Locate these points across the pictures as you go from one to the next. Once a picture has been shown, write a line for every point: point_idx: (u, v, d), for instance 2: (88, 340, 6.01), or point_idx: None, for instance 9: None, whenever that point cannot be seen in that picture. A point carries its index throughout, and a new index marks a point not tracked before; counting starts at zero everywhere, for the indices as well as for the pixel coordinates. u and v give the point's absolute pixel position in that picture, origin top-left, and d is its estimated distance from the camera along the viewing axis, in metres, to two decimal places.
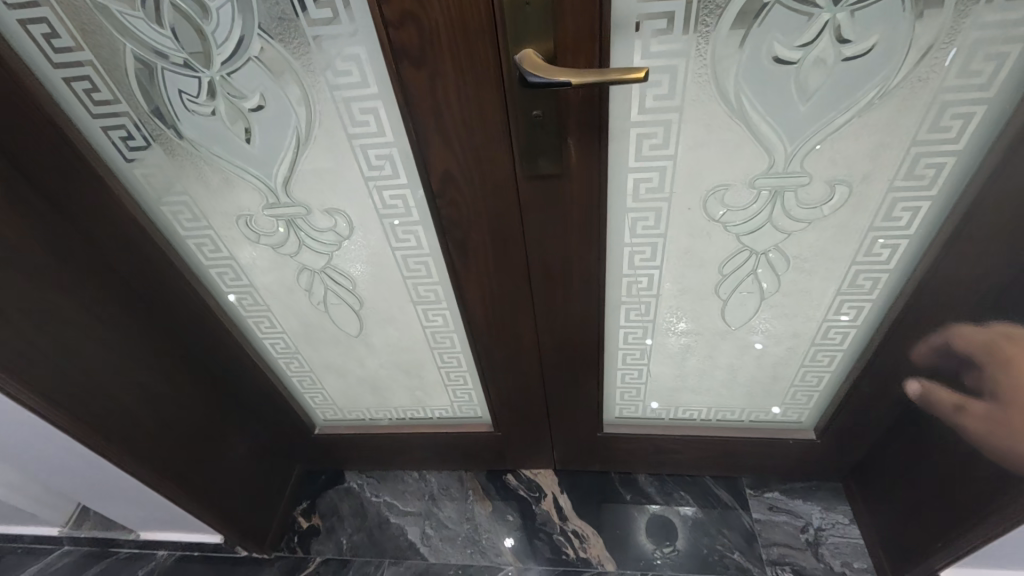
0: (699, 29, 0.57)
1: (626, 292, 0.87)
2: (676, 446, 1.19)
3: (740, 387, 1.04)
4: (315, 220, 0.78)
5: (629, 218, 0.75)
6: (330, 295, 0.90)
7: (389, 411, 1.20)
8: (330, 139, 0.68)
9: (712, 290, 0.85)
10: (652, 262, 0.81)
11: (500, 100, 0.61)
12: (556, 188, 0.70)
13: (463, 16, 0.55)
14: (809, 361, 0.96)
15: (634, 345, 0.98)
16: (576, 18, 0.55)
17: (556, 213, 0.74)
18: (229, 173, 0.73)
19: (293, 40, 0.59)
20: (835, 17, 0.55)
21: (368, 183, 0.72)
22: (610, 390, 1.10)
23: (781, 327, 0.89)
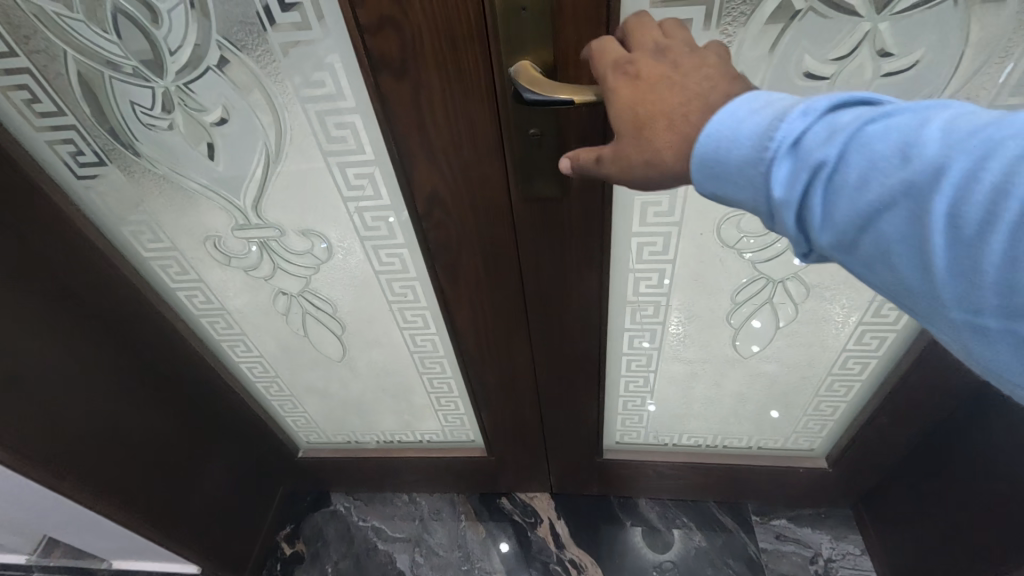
0: (721, 38, 0.51)
1: (630, 318, 0.81)
2: (679, 472, 1.13)
3: (749, 414, 0.99)
4: (290, 241, 0.71)
5: (635, 242, 0.69)
6: (309, 319, 0.83)
7: (376, 434, 1.13)
8: (303, 155, 0.60)
9: (723, 319, 0.79)
10: (658, 289, 0.75)
11: (491, 115, 0.54)
12: (555, 209, 0.64)
13: (449, 20, 0.47)
14: (824, 390, 0.91)
15: (636, 372, 0.92)
16: (580, 26, 0.48)
17: (554, 236, 0.67)
18: (191, 192, 0.66)
19: (256, 47, 0.52)
20: (877, 26, 0.48)
21: (348, 204, 0.65)
22: (611, 415, 1.04)
23: (796, 355, 0.84)
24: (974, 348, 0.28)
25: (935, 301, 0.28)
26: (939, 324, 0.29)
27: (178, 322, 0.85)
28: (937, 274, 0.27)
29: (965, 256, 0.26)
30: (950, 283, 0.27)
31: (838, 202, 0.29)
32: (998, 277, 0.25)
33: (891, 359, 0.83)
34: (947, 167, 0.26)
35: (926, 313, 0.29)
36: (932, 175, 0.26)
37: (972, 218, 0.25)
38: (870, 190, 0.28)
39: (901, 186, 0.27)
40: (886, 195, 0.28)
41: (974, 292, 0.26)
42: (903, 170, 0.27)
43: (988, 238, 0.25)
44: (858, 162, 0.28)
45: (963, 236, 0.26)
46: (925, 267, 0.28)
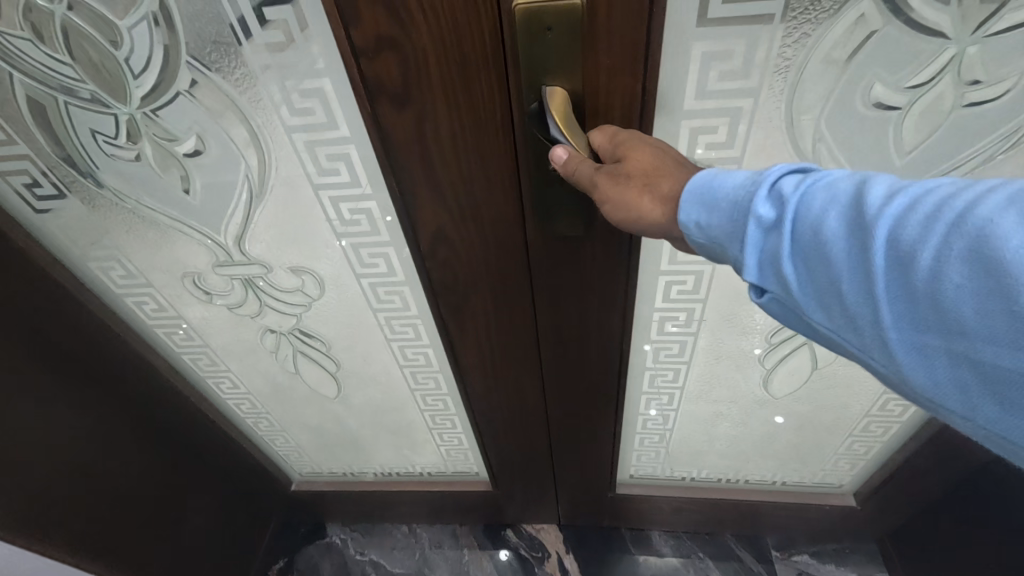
0: (775, 63, 0.45)
1: (652, 357, 0.75)
2: (696, 507, 1.07)
3: (775, 451, 0.93)
4: (278, 278, 0.63)
5: (662, 280, 0.63)
6: (301, 357, 0.76)
7: (375, 467, 1.06)
8: (290, 188, 0.53)
9: (756, 360, 0.73)
10: (686, 328, 0.69)
11: (507, 149, 0.47)
12: (575, 247, 0.57)
13: (459, 42, 0.40)
14: (859, 430, 0.86)
15: (654, 413, 0.87)
16: (615, 46, 0.41)
17: (574, 275, 0.60)
18: (165, 227, 0.58)
19: (233, 69, 0.44)
20: (965, 50, 0.42)
21: (342, 240, 0.58)
22: (626, 451, 0.98)
23: (833, 394, 0.79)
24: (916, 378, 0.27)
25: (877, 327, 0.28)
26: (882, 354, 0.28)
27: (155, 359, 0.78)
28: (878, 296, 0.27)
29: (899, 272, 0.27)
30: (891, 305, 0.27)
31: (796, 231, 0.30)
32: (932, 293, 0.25)
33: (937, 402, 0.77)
34: (890, 198, 0.28)
35: (870, 345, 0.29)
36: (876, 204, 0.28)
37: (907, 240, 0.26)
38: (822, 218, 0.29)
39: (849, 216, 0.29)
40: (836, 222, 0.29)
41: (916, 312, 0.26)
42: (852, 202, 0.29)
43: (920, 256, 0.26)
44: (815, 196, 0.30)
45: (901, 256, 0.26)
46: (867, 290, 0.28)
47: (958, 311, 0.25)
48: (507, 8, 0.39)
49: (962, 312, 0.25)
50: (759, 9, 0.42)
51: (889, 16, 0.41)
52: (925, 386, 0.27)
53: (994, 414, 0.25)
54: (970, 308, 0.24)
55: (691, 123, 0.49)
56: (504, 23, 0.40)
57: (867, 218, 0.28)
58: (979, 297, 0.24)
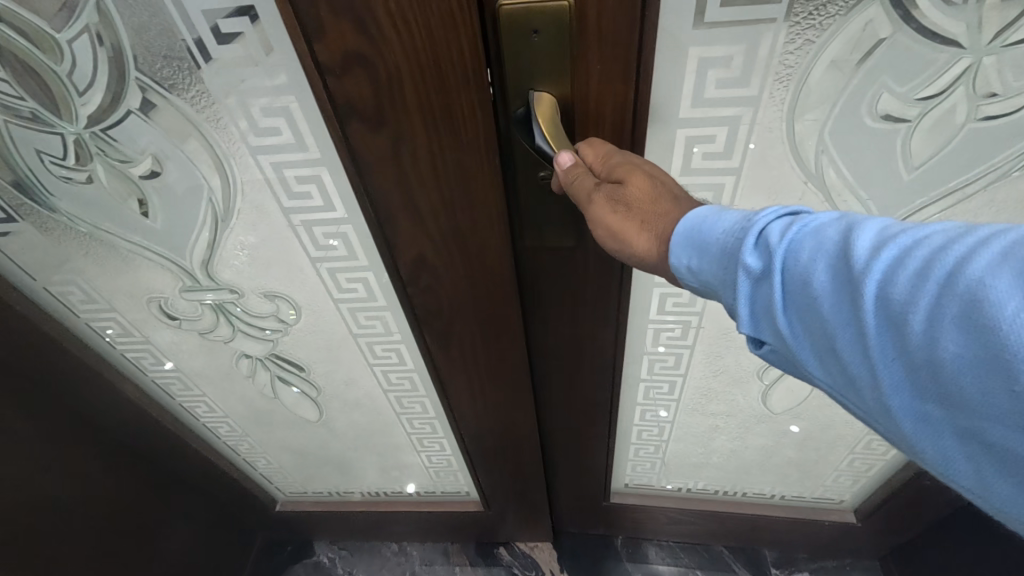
0: (777, 70, 0.41)
1: (646, 369, 0.71)
2: (692, 520, 1.04)
3: (775, 465, 0.90)
4: (250, 302, 0.59)
5: (656, 291, 0.59)
6: (279, 382, 0.72)
7: (362, 488, 1.03)
8: (259, 212, 0.49)
9: (754, 375, 0.70)
10: (682, 342, 0.65)
11: (493, 175, 0.44)
12: (568, 262, 0.54)
13: (439, 62, 0.36)
14: (861, 448, 0.83)
15: (651, 422, 0.82)
16: (605, 53, 0.40)
17: (566, 290, 0.57)
18: (126, 251, 0.54)
19: (189, 87, 0.40)
20: (981, 61, 0.39)
21: (316, 265, 0.54)
22: (620, 462, 0.94)
23: (835, 411, 0.76)
24: (921, 445, 0.25)
25: (875, 389, 0.26)
26: (884, 418, 0.26)
27: (125, 386, 0.73)
28: (874, 356, 0.25)
29: (893, 335, 0.25)
30: (888, 367, 0.25)
31: (786, 282, 0.28)
32: (927, 358, 0.23)
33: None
34: (879, 250, 0.25)
35: (872, 407, 0.27)
36: (863, 257, 0.26)
37: (898, 298, 0.24)
38: (811, 271, 0.27)
39: (837, 269, 0.27)
40: (825, 276, 0.27)
41: (915, 376, 0.24)
42: (839, 252, 0.27)
43: (913, 317, 0.24)
44: (803, 246, 0.28)
45: (894, 315, 0.24)
46: (862, 349, 0.26)
47: (957, 380, 0.23)
48: (491, 10, 0.37)
49: (959, 379, 0.23)
50: (758, 12, 0.38)
51: (899, 23, 0.38)
52: (930, 453, 0.25)
53: (1003, 489, 0.23)
54: (968, 377, 0.22)
55: (686, 132, 0.45)
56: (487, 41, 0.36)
57: (856, 273, 0.26)
58: (977, 365, 0.22)
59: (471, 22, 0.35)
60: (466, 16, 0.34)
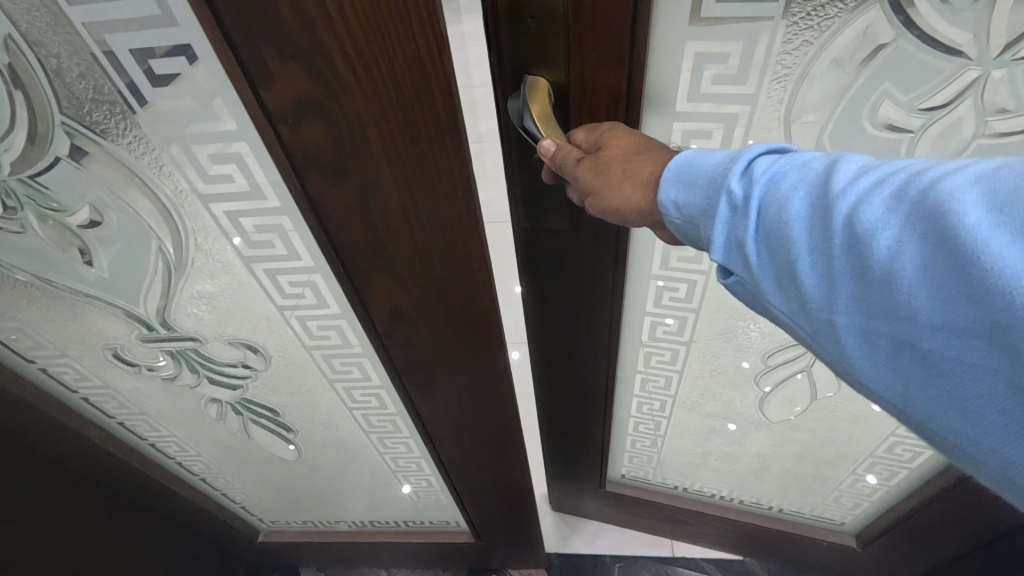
0: (776, 70, 0.36)
1: (643, 362, 0.73)
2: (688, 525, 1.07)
3: (773, 476, 0.92)
4: (216, 350, 0.54)
5: (655, 285, 0.60)
6: (251, 425, 0.67)
7: (350, 520, 0.99)
8: (216, 262, 0.44)
9: (752, 379, 0.72)
10: (677, 336, 0.67)
11: (473, 225, 0.39)
12: (565, 248, 0.56)
13: (405, 104, 0.31)
14: (863, 470, 0.84)
15: (648, 415, 0.85)
16: (600, 40, 0.35)
17: (561, 275, 0.60)
18: (73, 299, 0.49)
19: (123, 131, 0.35)
20: (990, 74, 0.34)
21: (286, 314, 0.50)
22: (617, 451, 0.97)
23: (833, 427, 0.77)
24: (863, 372, 0.23)
25: (828, 314, 0.23)
26: (838, 353, 0.24)
27: (89, 431, 0.69)
28: (835, 283, 0.23)
29: (857, 258, 0.22)
30: (849, 298, 0.22)
31: (760, 213, 0.25)
32: (888, 277, 0.21)
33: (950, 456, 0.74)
34: (858, 177, 0.23)
35: (821, 337, 0.24)
36: (842, 182, 0.23)
37: (867, 219, 0.22)
38: (788, 199, 0.24)
39: (814, 196, 0.24)
40: (800, 202, 0.24)
41: (874, 306, 0.22)
42: (813, 178, 0.24)
43: (878, 238, 0.21)
44: (784, 176, 0.25)
45: (859, 237, 0.22)
46: (825, 277, 0.23)
47: (913, 301, 0.20)
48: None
49: (918, 304, 0.20)
50: (757, 10, 0.34)
51: (901, 28, 0.33)
52: (873, 383, 0.23)
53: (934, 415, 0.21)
54: (923, 294, 0.20)
55: (683, 124, 0.41)
56: (460, 86, 0.31)
57: (832, 195, 0.23)
58: (938, 280, 0.20)
59: (440, 60, 0.29)
60: (435, 53, 0.29)
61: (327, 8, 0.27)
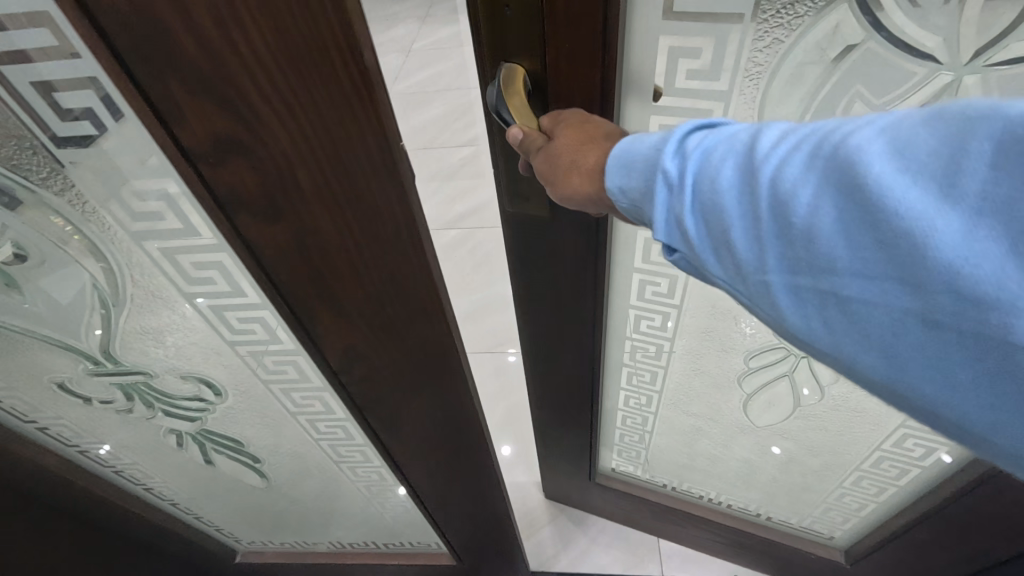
0: (747, 67, 0.38)
1: (629, 355, 0.77)
2: (675, 528, 1.10)
3: (760, 483, 0.93)
4: (167, 385, 0.52)
5: (638, 277, 0.64)
6: (215, 454, 0.65)
7: (328, 540, 0.97)
8: (158, 297, 0.41)
9: (734, 382, 0.75)
10: (660, 331, 0.70)
11: (421, 261, 0.36)
12: (550, 241, 0.61)
13: (335, 144, 0.28)
14: (850, 483, 0.84)
15: (636, 410, 0.89)
16: (572, 30, 0.36)
17: (547, 269, 0.65)
18: (9, 334, 0.46)
19: (38, 166, 0.32)
20: (963, 80, 0.35)
21: (236, 348, 0.47)
22: (607, 444, 1.01)
23: (817, 437, 0.79)
24: (797, 326, 0.25)
25: (762, 276, 0.25)
26: (769, 308, 0.26)
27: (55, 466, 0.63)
28: (764, 244, 0.25)
29: (782, 223, 0.24)
30: (778, 259, 0.24)
31: (696, 186, 0.27)
32: (811, 236, 0.23)
33: (941, 473, 0.73)
34: (778, 142, 0.25)
35: (757, 297, 0.26)
36: (765, 149, 0.25)
37: (788, 180, 0.24)
38: (718, 169, 0.26)
39: (742, 164, 0.25)
40: (729, 172, 0.26)
41: (799, 263, 0.24)
42: (738, 147, 0.26)
43: (798, 197, 0.23)
44: (714, 148, 0.26)
45: (783, 201, 0.24)
46: (755, 240, 0.25)
47: (832, 255, 0.23)
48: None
49: (837, 257, 0.23)
50: (727, 8, 0.35)
51: (870, 30, 0.34)
52: (805, 335, 0.25)
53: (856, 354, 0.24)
54: (840, 248, 0.23)
55: (659, 118, 0.42)
56: (393, 120, 0.28)
57: (757, 161, 0.25)
58: (856, 235, 0.22)
59: (370, 98, 0.27)
60: (360, 92, 0.27)
61: (237, 44, 0.24)
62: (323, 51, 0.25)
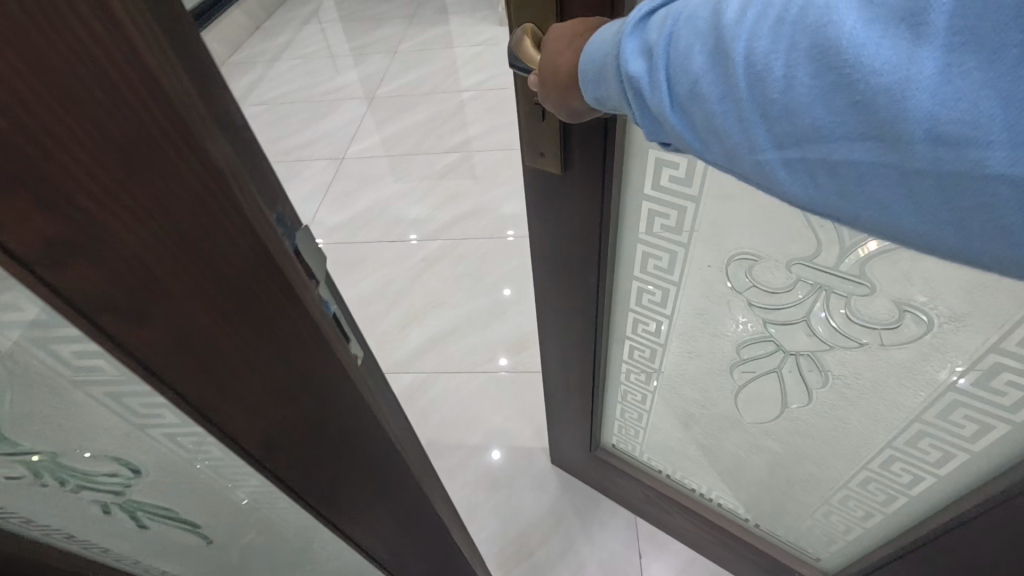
0: None
1: (632, 328, 0.99)
2: (668, 515, 1.28)
3: (748, 482, 1.10)
4: (87, 461, 0.46)
5: (641, 250, 0.84)
6: (153, 519, 0.58)
7: None
8: (45, 382, 0.36)
9: (728, 368, 0.91)
10: (660, 305, 0.90)
11: (317, 338, 0.36)
12: (565, 221, 0.82)
13: (196, 224, 0.27)
14: (855, 485, 0.90)
15: (635, 386, 1.12)
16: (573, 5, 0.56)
17: (562, 251, 0.87)
18: None
19: None
20: None
21: (148, 430, 0.41)
22: (609, 420, 1.25)
23: (805, 444, 0.92)
24: (782, 181, 0.36)
25: (754, 149, 0.36)
26: (760, 173, 0.37)
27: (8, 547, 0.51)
28: (746, 117, 0.35)
29: (759, 93, 0.34)
30: (760, 125, 0.35)
31: (677, 75, 0.38)
32: (786, 99, 0.33)
33: (954, 489, 0.76)
34: (741, 16, 0.35)
35: (750, 169, 0.37)
36: (731, 26, 0.35)
37: (760, 55, 0.34)
38: (692, 57, 0.37)
39: (711, 47, 0.36)
40: (701, 58, 0.37)
41: (775, 126, 0.34)
42: (713, 32, 0.36)
43: (770, 68, 0.33)
44: (683, 36, 0.38)
45: (757, 71, 0.34)
46: (739, 119, 0.36)
47: (812, 113, 0.32)
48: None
49: (817, 114, 0.32)
50: None
51: None
52: (788, 187, 0.36)
53: (828, 193, 0.34)
54: (816, 103, 0.32)
55: None
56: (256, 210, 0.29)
57: (726, 39, 0.35)
58: (822, 90, 0.32)
59: (226, 186, 0.27)
60: (212, 168, 0.26)
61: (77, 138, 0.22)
62: (160, 128, 0.24)
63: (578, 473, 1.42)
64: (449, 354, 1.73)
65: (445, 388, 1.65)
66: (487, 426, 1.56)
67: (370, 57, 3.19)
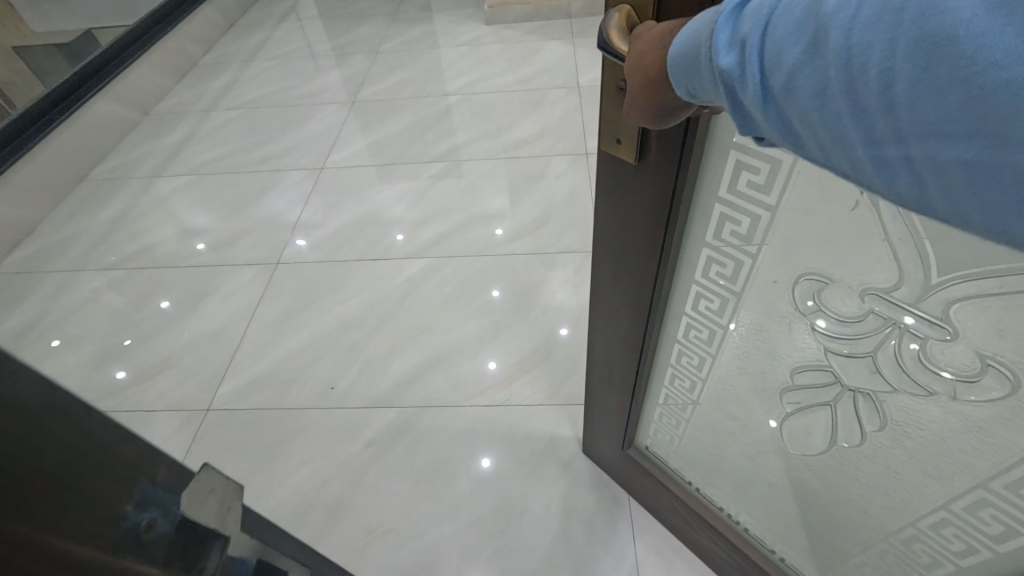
0: None
1: (684, 333, 0.90)
2: (693, 534, 1.19)
3: (781, 511, 1.02)
4: None
5: (705, 253, 0.75)
6: None
7: None
8: None
9: (779, 395, 0.83)
10: (718, 315, 0.81)
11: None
12: (631, 214, 0.73)
13: None
14: (895, 542, 0.82)
15: (677, 392, 1.03)
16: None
17: (621, 240, 0.78)
18: None
19: None
20: None
21: None
22: (646, 423, 1.16)
23: (848, 487, 0.84)
24: (885, 182, 0.27)
25: (852, 148, 0.27)
26: (861, 171, 0.28)
27: None
28: (844, 116, 0.27)
29: (859, 89, 0.26)
30: (864, 128, 0.26)
31: (764, 67, 0.30)
32: (888, 99, 0.25)
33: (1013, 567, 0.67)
34: None
35: (851, 167, 0.29)
36: (834, 8, 0.27)
37: (863, 42, 0.25)
38: (785, 50, 0.28)
39: (807, 35, 0.28)
40: (797, 51, 0.28)
41: (877, 129, 0.26)
42: (813, 18, 0.27)
43: (872, 58, 0.25)
44: (778, 23, 0.29)
45: (857, 63, 0.25)
46: (837, 117, 0.27)
47: (917, 112, 0.23)
48: None
49: (922, 114, 0.23)
50: None
51: None
52: (894, 187, 0.27)
53: (938, 198, 0.25)
54: (922, 102, 0.23)
55: None
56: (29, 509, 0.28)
57: (828, 22, 0.27)
58: (927, 87, 0.23)
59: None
60: None
61: None
62: None
63: (613, 471, 1.35)
64: (448, 373, 1.63)
65: (440, 414, 1.55)
66: (490, 448, 1.47)
67: (353, 57, 3.05)
